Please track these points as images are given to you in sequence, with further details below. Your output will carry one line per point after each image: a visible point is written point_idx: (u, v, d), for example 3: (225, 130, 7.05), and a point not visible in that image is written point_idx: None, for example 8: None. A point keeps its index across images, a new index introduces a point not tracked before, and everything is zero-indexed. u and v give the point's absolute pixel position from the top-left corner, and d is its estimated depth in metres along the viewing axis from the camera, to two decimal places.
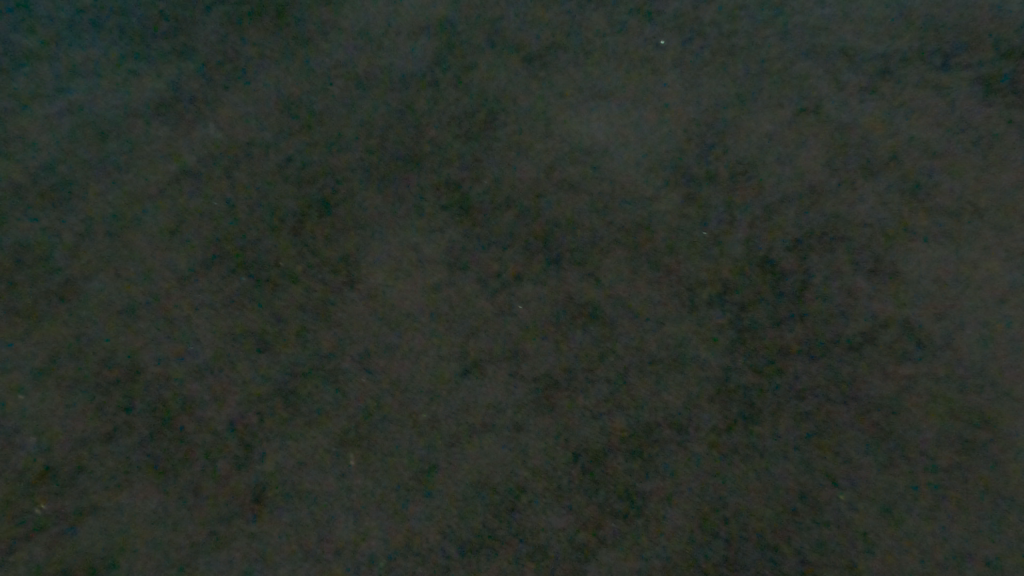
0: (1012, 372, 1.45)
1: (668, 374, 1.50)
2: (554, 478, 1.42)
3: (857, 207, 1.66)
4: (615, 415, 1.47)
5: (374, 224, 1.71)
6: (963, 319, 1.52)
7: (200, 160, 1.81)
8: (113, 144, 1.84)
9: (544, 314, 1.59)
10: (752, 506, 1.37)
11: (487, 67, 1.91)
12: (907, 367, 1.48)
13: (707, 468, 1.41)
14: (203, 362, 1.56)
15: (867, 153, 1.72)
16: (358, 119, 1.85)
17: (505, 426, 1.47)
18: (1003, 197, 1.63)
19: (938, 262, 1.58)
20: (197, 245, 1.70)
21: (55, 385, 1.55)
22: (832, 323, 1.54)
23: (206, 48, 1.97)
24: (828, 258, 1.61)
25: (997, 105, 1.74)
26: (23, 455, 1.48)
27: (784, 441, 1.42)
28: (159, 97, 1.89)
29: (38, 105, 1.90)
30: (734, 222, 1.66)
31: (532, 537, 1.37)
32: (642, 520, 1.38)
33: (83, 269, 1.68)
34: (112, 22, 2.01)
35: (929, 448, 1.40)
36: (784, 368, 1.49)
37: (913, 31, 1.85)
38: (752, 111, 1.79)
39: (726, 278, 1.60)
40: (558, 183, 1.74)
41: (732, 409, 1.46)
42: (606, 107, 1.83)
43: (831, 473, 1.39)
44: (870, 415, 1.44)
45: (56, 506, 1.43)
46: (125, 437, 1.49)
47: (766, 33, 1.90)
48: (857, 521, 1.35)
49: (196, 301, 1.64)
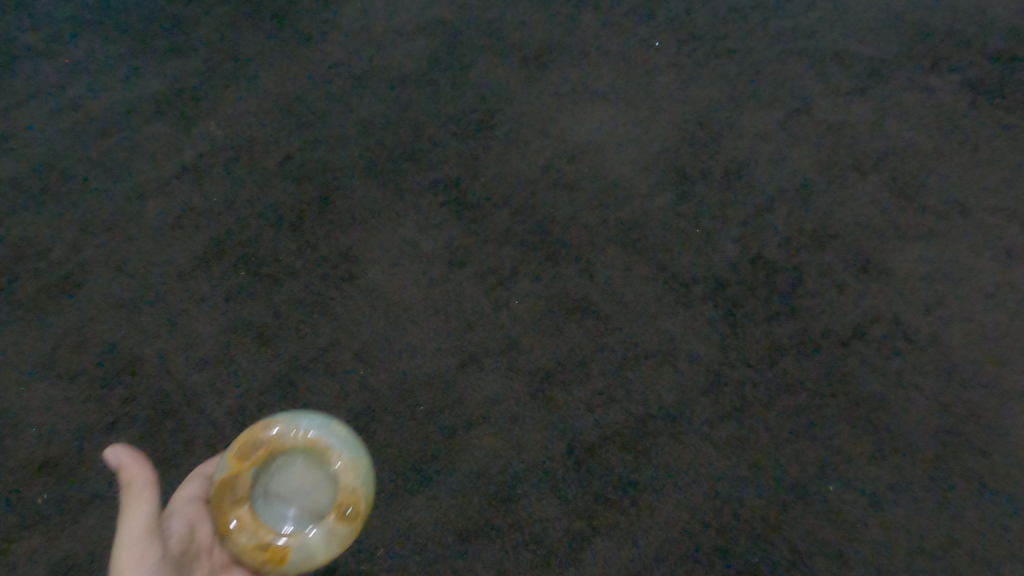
0: (994, 367, 1.52)
1: (662, 368, 1.54)
2: (551, 469, 1.45)
3: (847, 207, 1.70)
4: (610, 407, 1.51)
5: (372, 217, 1.73)
6: (950, 317, 1.57)
7: (200, 155, 1.81)
8: (112, 138, 1.83)
9: (541, 310, 1.61)
10: (744, 496, 1.42)
11: (483, 63, 1.91)
12: (895, 363, 1.53)
13: (699, 460, 1.45)
14: (204, 357, 1.58)
15: (858, 154, 1.75)
16: (356, 116, 1.85)
17: (503, 420, 1.50)
18: (989, 197, 1.69)
19: (925, 261, 1.63)
20: (196, 240, 1.71)
21: (55, 379, 1.57)
22: (822, 319, 1.58)
23: (204, 46, 1.95)
24: (820, 257, 1.65)
25: (987, 107, 1.78)
26: (27, 447, 1.50)
27: (774, 434, 1.47)
28: (159, 94, 1.89)
29: (39, 100, 1.88)
30: (728, 220, 1.69)
31: (527, 527, 1.40)
32: (636, 510, 1.42)
33: (82, 263, 1.69)
34: (113, 20, 1.98)
35: (916, 442, 1.46)
36: (776, 362, 1.54)
37: (904, 36, 1.88)
38: (745, 112, 1.81)
39: (720, 275, 1.63)
40: (554, 180, 1.75)
41: (725, 402, 1.51)
42: (603, 106, 1.84)
43: (822, 465, 1.44)
44: (860, 408, 1.49)
45: (57, 497, 1.45)
46: (126, 430, 1.51)
47: (760, 34, 1.91)
48: (845, 511, 1.40)
49: (197, 295, 1.65)
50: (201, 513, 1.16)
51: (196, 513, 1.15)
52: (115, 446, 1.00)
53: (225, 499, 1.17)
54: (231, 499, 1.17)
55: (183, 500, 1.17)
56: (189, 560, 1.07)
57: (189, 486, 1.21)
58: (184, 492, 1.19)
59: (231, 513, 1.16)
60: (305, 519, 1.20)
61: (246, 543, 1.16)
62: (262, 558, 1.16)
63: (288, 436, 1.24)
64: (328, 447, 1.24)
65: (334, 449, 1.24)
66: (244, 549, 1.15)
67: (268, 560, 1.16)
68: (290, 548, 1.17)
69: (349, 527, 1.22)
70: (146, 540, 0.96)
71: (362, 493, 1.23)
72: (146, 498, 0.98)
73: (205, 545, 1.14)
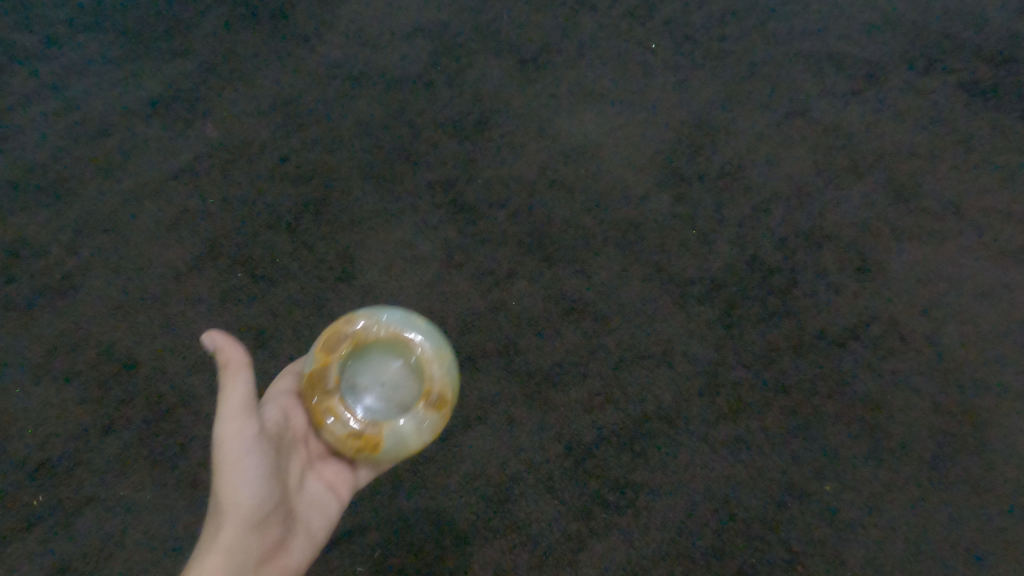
0: (988, 368, 1.54)
1: (659, 369, 1.54)
2: (548, 470, 1.46)
3: (843, 208, 1.70)
4: (606, 408, 1.51)
5: (368, 219, 1.73)
6: (946, 317, 1.58)
7: (196, 157, 1.81)
8: (108, 139, 1.83)
9: (538, 310, 1.61)
10: (740, 497, 1.43)
11: (479, 63, 1.90)
12: (891, 363, 1.54)
13: (696, 461, 1.46)
14: (201, 359, 1.59)
15: (853, 156, 1.76)
16: (352, 117, 1.85)
17: (500, 420, 1.50)
18: (983, 198, 1.70)
19: (920, 262, 1.64)
20: (192, 241, 1.71)
21: (51, 381, 1.56)
22: (818, 320, 1.59)
23: (199, 46, 1.94)
24: (815, 258, 1.65)
25: (981, 108, 1.79)
26: (24, 448, 1.51)
27: (770, 435, 1.48)
28: (155, 95, 1.88)
29: (34, 101, 1.88)
30: (724, 221, 1.69)
31: (525, 528, 1.42)
32: (633, 511, 1.43)
33: (77, 264, 1.68)
34: (108, 20, 1.97)
35: (910, 442, 1.47)
36: (772, 363, 1.54)
37: (899, 37, 1.88)
38: (741, 114, 1.82)
39: (717, 276, 1.63)
40: (551, 182, 1.75)
41: (721, 403, 1.51)
42: (599, 107, 1.84)
43: (818, 466, 1.46)
44: (856, 409, 1.50)
45: (53, 498, 1.46)
46: (122, 431, 1.51)
47: (756, 35, 1.91)
48: (841, 512, 1.42)
49: (193, 297, 1.65)
50: (293, 403, 1.14)
51: (289, 403, 1.14)
52: (210, 329, 0.97)
53: (314, 391, 1.14)
54: (322, 392, 1.15)
55: (276, 393, 1.15)
56: (286, 445, 1.04)
57: (281, 381, 1.20)
58: (277, 385, 1.18)
59: (322, 404, 1.14)
60: (396, 411, 1.17)
61: (338, 434, 1.13)
62: (357, 447, 1.13)
63: (373, 329, 1.19)
64: (411, 337, 1.19)
65: (418, 338, 1.20)
66: (339, 438, 1.13)
67: (362, 449, 1.13)
68: (381, 438, 1.14)
69: (439, 417, 1.18)
70: (244, 416, 0.92)
71: (450, 382, 1.19)
72: (243, 376, 0.94)
73: (300, 434, 1.11)
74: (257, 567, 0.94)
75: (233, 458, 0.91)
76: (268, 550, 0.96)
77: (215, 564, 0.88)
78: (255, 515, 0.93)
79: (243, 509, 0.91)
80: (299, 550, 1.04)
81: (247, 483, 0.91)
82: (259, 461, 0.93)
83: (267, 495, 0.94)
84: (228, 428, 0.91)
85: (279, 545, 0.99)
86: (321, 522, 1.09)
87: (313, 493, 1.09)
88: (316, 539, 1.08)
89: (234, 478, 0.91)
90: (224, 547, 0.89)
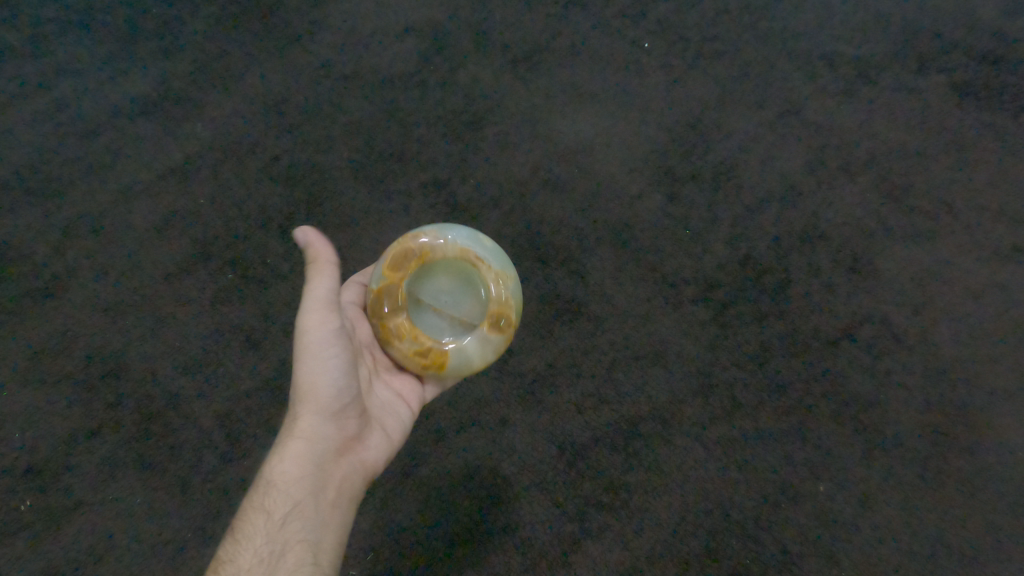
0: (982, 367, 1.54)
1: (653, 369, 1.54)
2: (542, 472, 1.45)
3: (835, 208, 1.70)
4: (600, 409, 1.50)
5: (360, 219, 1.71)
6: (939, 317, 1.58)
7: (187, 157, 1.80)
8: (97, 140, 1.81)
9: (531, 310, 1.59)
10: (735, 497, 1.43)
11: (472, 63, 1.89)
12: (885, 363, 1.54)
13: (690, 462, 1.46)
14: (191, 362, 1.58)
15: (845, 156, 1.76)
16: (343, 117, 1.84)
17: (494, 421, 1.49)
18: (975, 198, 1.70)
19: (913, 261, 1.64)
20: (182, 243, 1.70)
21: (39, 384, 1.55)
22: (812, 320, 1.58)
23: (189, 46, 1.93)
24: (808, 258, 1.65)
25: (972, 107, 1.80)
26: (11, 452, 1.49)
27: (764, 436, 1.48)
28: (144, 95, 1.87)
29: (22, 102, 1.86)
30: (717, 221, 1.69)
31: (518, 530, 1.41)
32: (627, 512, 1.42)
33: (65, 266, 1.66)
34: (97, 20, 1.96)
35: (905, 442, 1.47)
36: (766, 363, 1.54)
37: (891, 37, 1.88)
38: (734, 114, 1.81)
39: (710, 277, 1.63)
40: (543, 182, 1.74)
41: (715, 404, 1.51)
42: (592, 107, 1.84)
43: (812, 466, 1.45)
44: (849, 409, 1.50)
45: (40, 502, 1.44)
46: (112, 435, 1.50)
47: (749, 35, 1.90)
48: (836, 512, 1.42)
49: (183, 298, 1.64)
50: (360, 314, 1.20)
51: (357, 313, 1.21)
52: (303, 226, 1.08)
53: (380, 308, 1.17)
54: (388, 309, 1.17)
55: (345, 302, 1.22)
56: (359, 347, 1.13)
57: (349, 292, 1.25)
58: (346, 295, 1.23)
59: (388, 321, 1.17)
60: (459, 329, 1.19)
61: (405, 350, 1.17)
62: (423, 365, 1.17)
63: (441, 246, 1.19)
64: (477, 256, 1.19)
65: (487, 259, 1.19)
66: (405, 355, 1.18)
67: (428, 367, 1.17)
68: (446, 358, 1.17)
69: (502, 339, 1.20)
70: (328, 308, 1.04)
71: (513, 304, 1.20)
72: (326, 272, 1.06)
73: (368, 343, 1.19)
74: (339, 454, 1.06)
75: (316, 345, 1.04)
76: (347, 439, 1.07)
77: (297, 445, 1.02)
78: (335, 401, 1.05)
79: (323, 392, 1.04)
80: (376, 446, 1.13)
81: (326, 373, 1.04)
82: (337, 350, 1.05)
83: (346, 386, 1.06)
84: (313, 319, 1.03)
85: (357, 436, 1.09)
86: (395, 423, 1.17)
87: (383, 396, 1.17)
88: (394, 439, 1.17)
89: (314, 364, 1.04)
90: (304, 430, 1.03)
